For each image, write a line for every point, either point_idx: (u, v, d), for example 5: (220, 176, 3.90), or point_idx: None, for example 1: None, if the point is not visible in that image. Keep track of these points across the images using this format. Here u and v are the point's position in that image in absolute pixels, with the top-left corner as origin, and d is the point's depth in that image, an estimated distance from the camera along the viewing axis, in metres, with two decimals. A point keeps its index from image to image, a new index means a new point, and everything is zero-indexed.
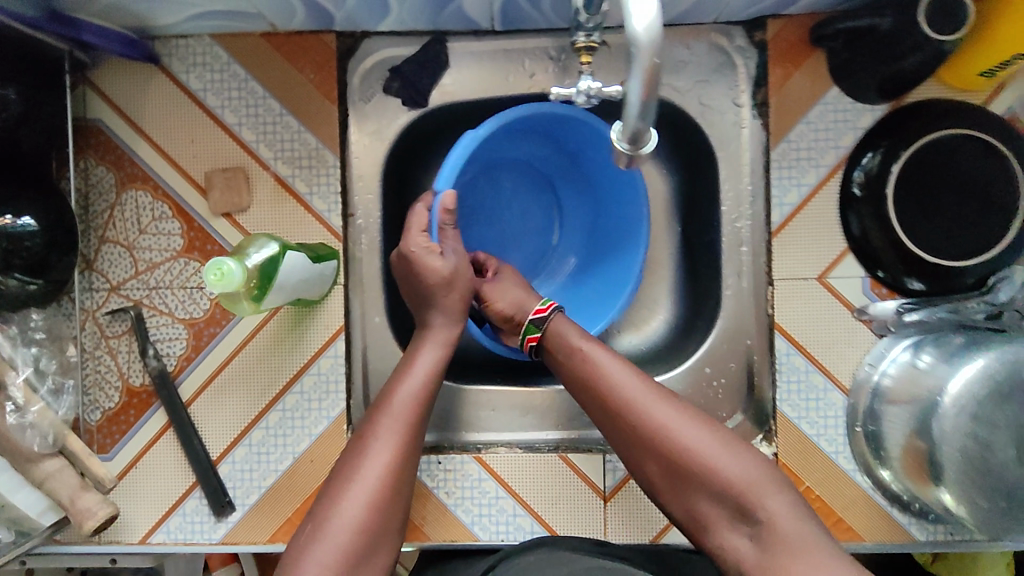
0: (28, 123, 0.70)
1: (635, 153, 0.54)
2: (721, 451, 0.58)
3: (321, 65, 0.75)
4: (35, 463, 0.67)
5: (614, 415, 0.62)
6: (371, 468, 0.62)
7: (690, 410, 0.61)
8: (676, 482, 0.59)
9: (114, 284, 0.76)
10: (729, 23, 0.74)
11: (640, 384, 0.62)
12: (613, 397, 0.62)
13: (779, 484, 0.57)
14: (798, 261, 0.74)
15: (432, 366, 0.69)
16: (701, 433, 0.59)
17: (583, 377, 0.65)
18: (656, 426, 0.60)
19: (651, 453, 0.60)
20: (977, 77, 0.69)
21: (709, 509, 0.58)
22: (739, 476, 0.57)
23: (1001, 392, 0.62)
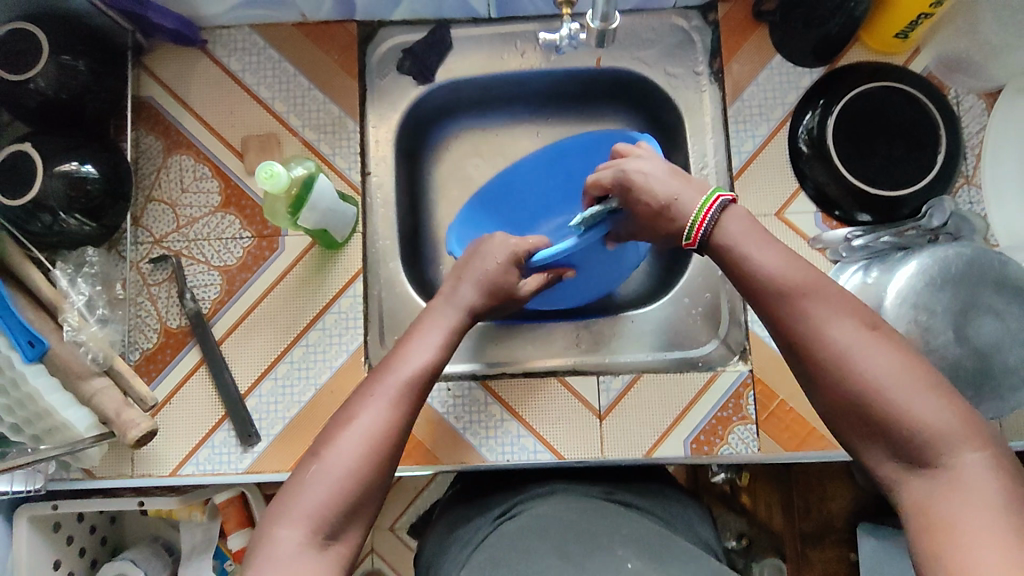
0: (94, 91, 0.80)
1: (606, 29, 0.64)
2: (916, 393, 0.50)
3: (344, 47, 0.88)
4: (85, 380, 0.74)
5: (794, 336, 0.55)
6: (366, 418, 0.58)
7: (889, 337, 0.53)
8: (853, 416, 0.52)
9: (157, 237, 0.86)
10: (686, 7, 0.90)
11: (833, 306, 0.54)
12: (794, 311, 0.55)
13: (978, 436, 0.49)
14: (757, 200, 0.86)
15: (439, 340, 0.66)
16: (895, 366, 0.51)
17: (761, 292, 0.58)
18: (841, 352, 0.53)
19: (830, 381, 0.53)
20: (892, 39, 0.84)
21: (886, 450, 0.51)
22: (932, 421, 0.49)
23: (935, 284, 0.72)
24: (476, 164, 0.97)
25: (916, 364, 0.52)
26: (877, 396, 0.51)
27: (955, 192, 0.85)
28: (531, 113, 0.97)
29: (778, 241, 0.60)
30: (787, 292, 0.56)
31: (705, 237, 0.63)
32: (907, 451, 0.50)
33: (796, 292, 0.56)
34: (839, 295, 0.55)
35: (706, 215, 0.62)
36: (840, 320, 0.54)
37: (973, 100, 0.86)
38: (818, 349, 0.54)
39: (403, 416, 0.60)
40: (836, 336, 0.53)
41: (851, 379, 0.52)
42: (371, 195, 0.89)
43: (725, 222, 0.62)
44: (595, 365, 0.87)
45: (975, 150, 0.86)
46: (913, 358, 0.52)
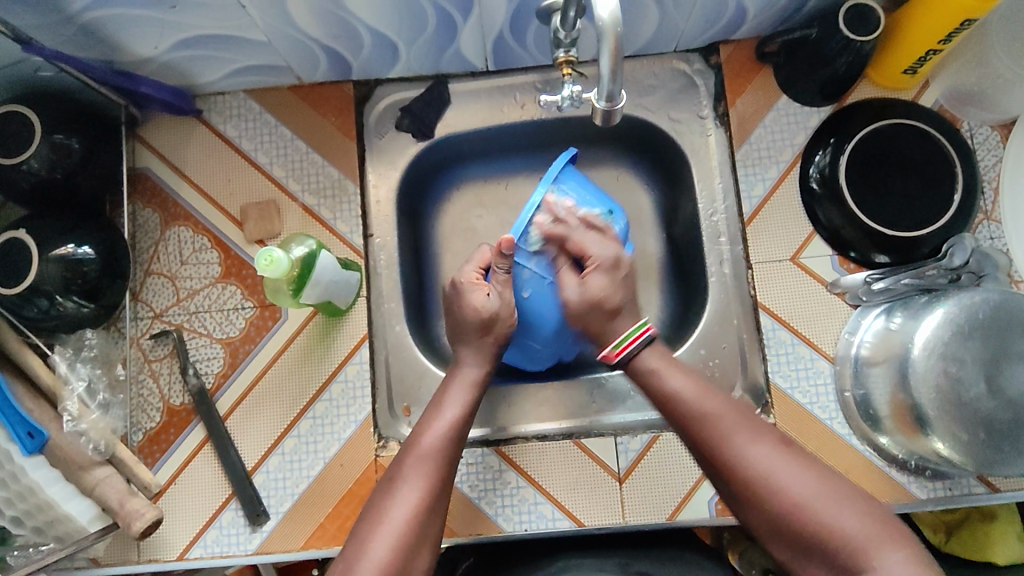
0: (88, 168, 0.79)
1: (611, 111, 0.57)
2: (830, 504, 0.57)
3: (341, 109, 0.87)
4: (87, 471, 0.72)
5: (719, 460, 0.63)
6: (398, 508, 0.61)
7: (796, 455, 0.62)
8: (782, 534, 0.59)
9: (157, 312, 0.83)
10: (687, 51, 0.88)
11: (744, 428, 0.64)
12: (714, 438, 0.64)
13: (896, 536, 0.55)
14: (770, 245, 0.84)
15: (460, 408, 0.69)
16: (805, 480, 0.59)
17: (681, 419, 0.67)
18: (758, 470, 0.61)
19: (758, 500, 0.60)
20: (901, 74, 0.82)
21: (817, 563, 0.57)
22: (850, 528, 0.56)
23: (963, 334, 0.69)
24: (480, 217, 0.95)
25: (823, 476, 0.60)
26: (797, 508, 0.58)
27: (974, 229, 0.83)
28: (533, 163, 0.95)
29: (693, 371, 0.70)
30: (707, 420, 0.65)
31: (622, 359, 0.72)
32: (835, 562, 0.55)
33: (712, 420, 0.65)
34: (750, 419, 0.65)
35: (634, 341, 0.71)
36: (751, 441, 0.62)
37: (986, 131, 0.84)
38: (739, 470, 0.62)
39: (434, 496, 0.62)
40: (753, 457, 0.61)
41: (772, 496, 0.59)
42: (375, 257, 0.87)
43: (647, 353, 0.71)
44: (612, 424, 0.84)
45: (993, 184, 0.83)
46: (822, 472, 0.60)
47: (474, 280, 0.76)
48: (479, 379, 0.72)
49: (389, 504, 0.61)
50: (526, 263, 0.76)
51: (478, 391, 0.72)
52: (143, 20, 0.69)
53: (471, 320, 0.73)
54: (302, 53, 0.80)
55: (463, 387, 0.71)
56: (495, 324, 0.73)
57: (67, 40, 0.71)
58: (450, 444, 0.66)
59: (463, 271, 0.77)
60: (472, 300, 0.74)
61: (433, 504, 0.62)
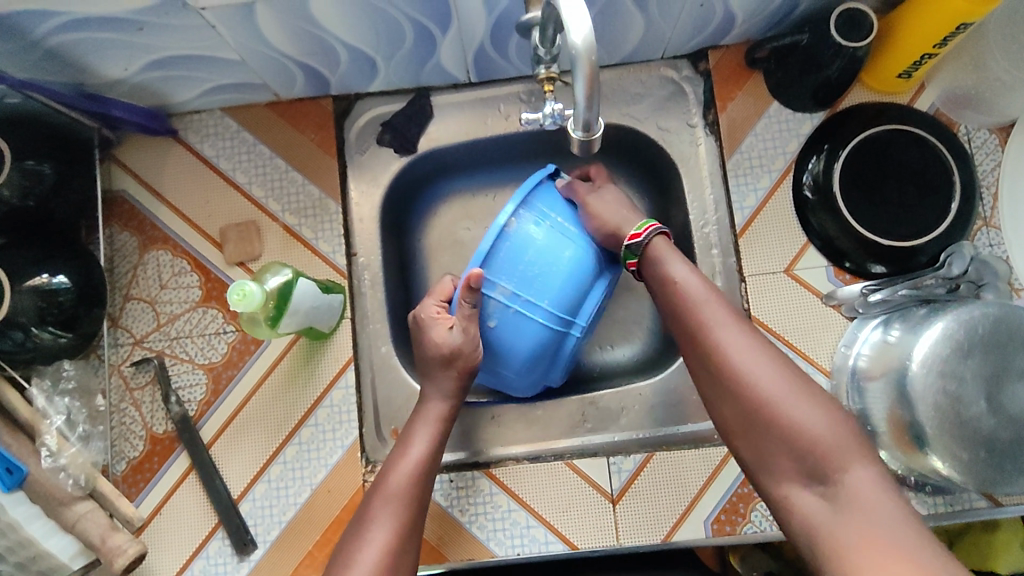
0: (61, 194, 0.77)
1: (590, 139, 0.57)
2: (810, 403, 0.56)
3: (321, 125, 0.85)
4: (68, 507, 0.71)
5: (705, 348, 0.61)
6: (368, 551, 0.59)
7: (784, 360, 0.59)
8: (753, 428, 0.57)
9: (137, 338, 0.82)
10: (675, 57, 0.86)
11: (738, 324, 0.61)
12: (699, 328, 0.62)
13: (865, 451, 0.54)
14: (764, 257, 0.82)
15: (428, 443, 0.68)
16: (783, 377, 0.57)
17: (674, 308, 0.65)
18: (743, 362, 0.58)
19: (731, 390, 0.58)
20: (895, 78, 0.80)
21: (783, 461, 0.55)
22: (818, 429, 0.54)
23: (963, 350, 0.67)
24: (468, 229, 0.92)
25: (807, 382, 0.58)
26: (769, 402, 0.56)
27: (973, 236, 0.80)
28: (521, 174, 0.93)
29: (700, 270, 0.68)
30: (695, 311, 0.63)
31: (640, 244, 0.70)
32: (802, 461, 0.54)
33: (709, 310, 0.62)
34: (744, 320, 0.62)
35: (649, 228, 0.70)
36: (739, 334, 0.60)
37: (984, 135, 0.81)
38: (717, 357, 0.60)
39: (406, 535, 0.61)
40: (737, 348, 0.59)
41: (752, 389, 0.57)
42: (359, 277, 0.85)
43: (659, 245, 0.69)
44: (604, 444, 0.82)
45: (992, 189, 0.81)
46: (801, 376, 0.58)
47: (436, 313, 0.73)
48: (446, 414, 0.71)
49: (359, 546, 0.59)
50: (493, 291, 0.71)
51: (445, 424, 0.71)
52: (110, 43, 0.67)
53: (433, 358, 0.71)
54: (278, 70, 0.78)
55: (429, 423, 0.70)
56: (457, 358, 0.71)
57: (33, 66, 0.69)
58: (419, 480, 0.65)
59: (423, 306, 0.74)
60: (434, 335, 0.72)
61: (405, 542, 0.61)
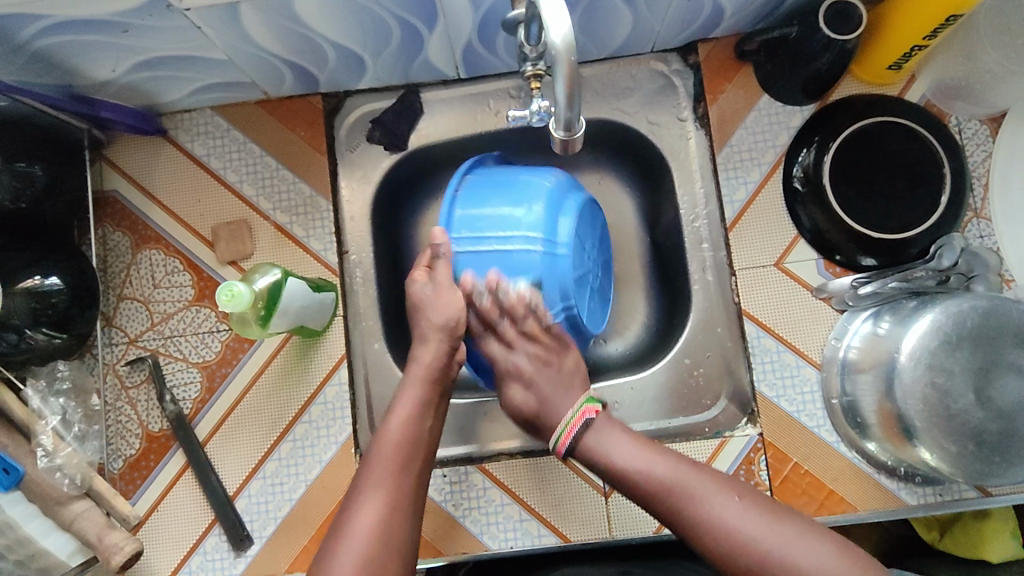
0: (54, 196, 0.79)
1: (570, 138, 0.58)
2: (799, 546, 0.57)
3: (310, 123, 0.85)
4: (64, 506, 0.72)
5: (685, 528, 0.60)
6: (360, 521, 0.59)
7: (756, 503, 0.60)
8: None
9: (132, 337, 0.82)
10: (665, 50, 0.86)
11: (699, 488, 0.61)
12: (668, 506, 0.61)
13: (864, 568, 0.55)
14: (754, 250, 0.82)
15: (416, 407, 0.67)
16: (767, 526, 0.58)
17: (637, 494, 0.63)
18: (724, 530, 0.58)
19: (728, 559, 0.58)
20: (885, 70, 0.79)
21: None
22: (819, 565, 0.55)
23: (952, 342, 0.67)
24: None
25: (785, 521, 0.59)
26: (765, 559, 0.56)
27: (963, 228, 0.80)
28: None
29: (637, 433, 0.67)
30: (658, 487, 0.62)
31: (573, 444, 0.67)
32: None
33: (669, 488, 0.61)
34: (700, 474, 0.62)
35: (572, 429, 0.67)
36: (708, 497, 0.60)
37: (975, 125, 0.81)
38: (700, 531, 0.59)
39: (398, 504, 0.61)
40: (714, 515, 0.59)
41: (744, 554, 0.57)
42: (351, 274, 0.85)
43: (587, 435, 0.67)
44: None
45: (982, 180, 0.81)
46: (777, 513, 0.59)
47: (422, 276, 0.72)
48: (434, 373, 0.69)
49: (351, 518, 0.60)
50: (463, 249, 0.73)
51: (435, 382, 0.69)
52: (98, 45, 0.67)
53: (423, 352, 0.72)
54: (266, 69, 0.78)
55: (418, 383, 0.68)
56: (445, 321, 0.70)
57: (20, 70, 0.68)
58: (410, 445, 0.65)
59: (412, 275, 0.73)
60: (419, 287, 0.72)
61: (399, 509, 0.61)
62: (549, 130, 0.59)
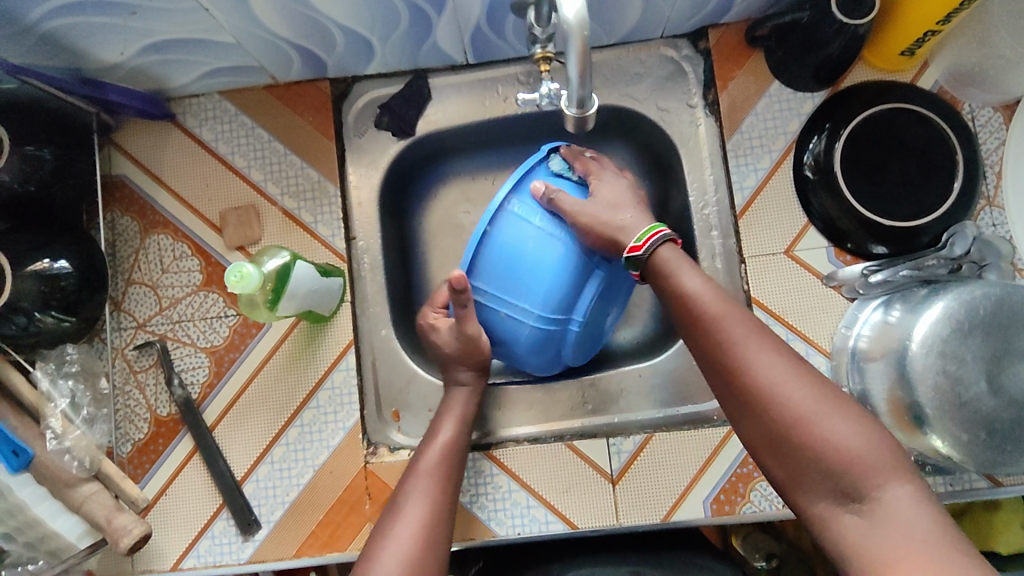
0: (63, 179, 0.77)
1: (582, 117, 0.58)
2: (843, 422, 0.51)
3: (318, 108, 0.85)
4: (73, 488, 0.72)
5: (728, 368, 0.57)
6: (406, 519, 0.61)
7: (811, 372, 0.55)
8: (781, 450, 0.53)
9: (140, 322, 0.82)
10: (675, 36, 0.85)
11: (758, 339, 0.56)
12: (718, 341, 0.57)
13: (902, 467, 0.50)
14: (764, 238, 0.82)
15: (451, 438, 0.72)
16: (814, 395, 0.53)
17: (692, 325, 0.60)
18: (767, 381, 0.54)
19: (761, 413, 0.54)
20: (898, 56, 0.79)
21: (816, 484, 0.51)
22: (849, 446, 0.50)
23: (964, 330, 0.66)
24: (467, 212, 0.92)
25: (834, 395, 0.53)
26: (799, 425, 0.52)
27: (976, 216, 0.79)
28: (520, 156, 0.92)
29: (711, 274, 0.63)
30: (714, 324, 0.58)
31: (647, 253, 0.65)
32: (839, 484, 0.50)
33: (726, 325, 0.58)
34: (762, 329, 0.57)
35: (654, 235, 0.65)
36: (765, 350, 0.55)
37: (989, 113, 0.80)
38: (740, 378, 0.55)
39: (439, 508, 0.64)
40: (762, 369, 0.55)
41: (781, 409, 0.53)
42: (359, 260, 0.85)
43: (666, 249, 0.65)
44: (604, 425, 0.83)
45: (995, 168, 0.80)
46: (832, 388, 0.54)
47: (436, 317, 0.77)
48: (465, 414, 0.75)
49: (395, 520, 0.62)
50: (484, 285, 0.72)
51: (466, 422, 0.75)
52: (106, 26, 0.67)
53: None
54: (274, 53, 0.77)
55: (451, 418, 0.74)
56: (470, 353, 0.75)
57: (29, 51, 0.68)
58: (448, 465, 0.69)
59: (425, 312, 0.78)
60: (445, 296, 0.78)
61: (439, 515, 0.63)
62: (561, 109, 0.58)
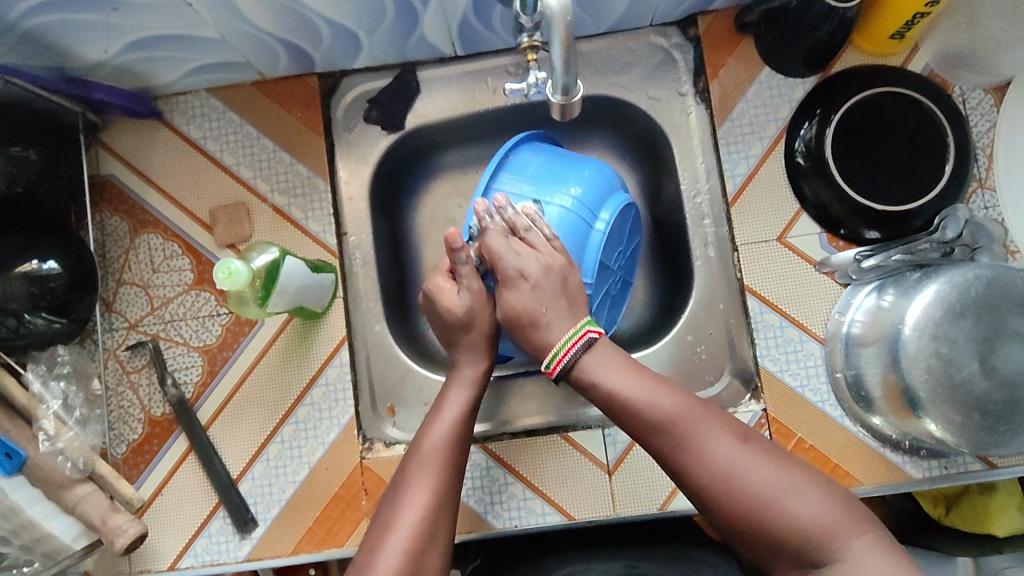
0: (49, 179, 0.77)
1: (568, 104, 0.60)
2: (800, 498, 0.52)
3: (307, 103, 0.84)
4: (67, 489, 0.71)
5: (677, 464, 0.56)
6: (404, 514, 0.59)
7: (759, 449, 0.55)
8: (746, 540, 0.54)
9: (132, 322, 0.82)
10: (664, 24, 0.85)
11: (706, 422, 0.56)
12: (663, 441, 0.57)
13: (861, 522, 0.52)
14: (757, 225, 0.81)
15: (462, 408, 0.68)
16: (769, 474, 0.53)
17: (636, 428, 0.58)
18: (721, 468, 0.54)
19: (719, 503, 0.54)
20: (887, 39, 0.78)
21: (786, 566, 0.52)
22: (814, 523, 0.51)
23: (955, 312, 0.66)
24: (460, 206, 0.92)
25: (789, 471, 0.54)
26: (758, 511, 0.52)
27: (968, 199, 0.79)
28: None
29: (639, 364, 0.61)
30: (659, 421, 0.57)
31: (562, 372, 0.62)
32: (804, 560, 0.51)
33: (666, 420, 0.57)
34: (706, 412, 0.57)
35: (568, 353, 0.61)
36: (712, 439, 0.55)
37: (979, 95, 0.80)
38: (697, 474, 0.55)
39: (445, 495, 0.61)
40: (715, 458, 0.55)
41: (738, 497, 0.53)
42: (350, 255, 0.85)
43: (588, 358, 0.61)
44: (597, 418, 0.82)
45: (987, 151, 0.80)
46: (786, 465, 0.54)
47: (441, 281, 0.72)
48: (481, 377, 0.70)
49: (399, 509, 0.60)
50: None
51: (479, 388, 0.71)
52: (90, 23, 0.66)
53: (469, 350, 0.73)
54: (260, 48, 0.77)
55: (466, 384, 0.70)
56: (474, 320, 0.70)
57: (11, 50, 0.68)
58: (453, 449, 0.64)
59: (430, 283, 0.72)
60: (444, 300, 0.71)
61: (440, 508, 0.61)
62: (545, 97, 0.61)
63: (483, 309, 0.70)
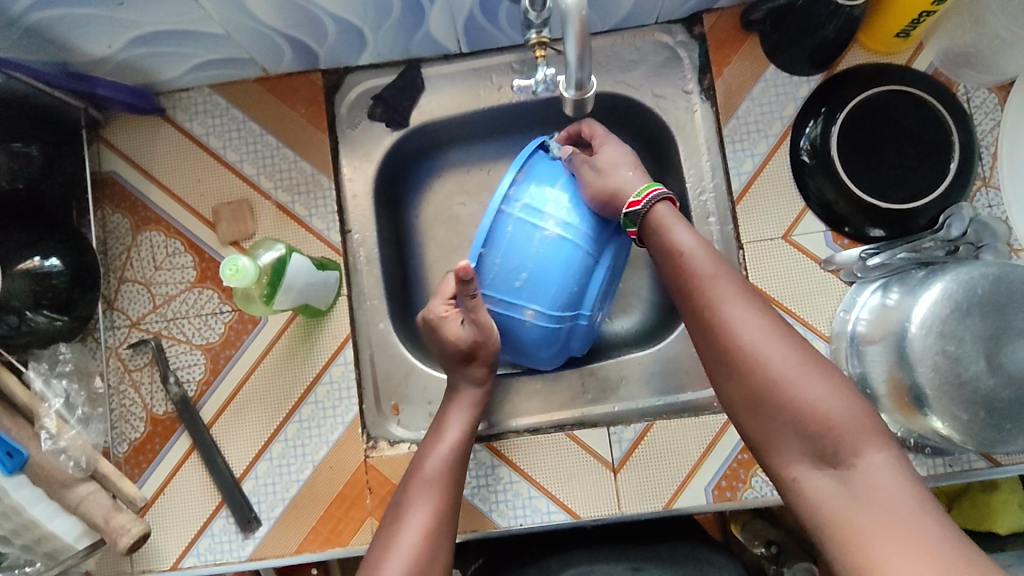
0: (50, 175, 0.76)
1: (581, 100, 0.60)
2: (824, 388, 0.52)
3: (311, 100, 0.84)
4: (69, 488, 0.71)
5: (708, 325, 0.58)
6: (407, 534, 0.61)
7: (794, 336, 0.55)
8: (756, 406, 0.54)
9: (134, 320, 0.81)
10: (669, 22, 0.85)
11: (748, 299, 0.57)
12: (701, 303, 0.58)
13: (882, 432, 0.51)
14: (762, 223, 0.82)
15: (460, 432, 0.71)
16: (796, 357, 0.54)
17: (681, 281, 0.61)
18: (748, 340, 0.55)
19: (741, 372, 0.55)
20: (893, 38, 0.78)
21: (792, 446, 0.52)
22: (829, 408, 0.51)
23: (961, 310, 0.66)
24: (463, 204, 0.91)
25: (820, 362, 0.54)
26: (779, 384, 0.53)
27: (972, 197, 0.79)
28: (514, 146, 0.91)
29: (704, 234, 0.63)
30: (700, 283, 0.59)
31: (637, 213, 0.65)
32: (813, 443, 0.51)
33: (708, 288, 0.58)
34: (751, 292, 0.58)
35: (650, 194, 0.65)
36: (750, 313, 0.56)
37: (984, 94, 0.80)
38: (724, 338, 0.56)
39: (446, 515, 0.64)
40: (747, 330, 0.55)
41: (761, 371, 0.54)
42: (354, 253, 0.84)
43: (657, 212, 0.65)
44: (602, 417, 0.83)
45: (991, 149, 0.80)
46: (817, 355, 0.54)
47: (444, 311, 0.73)
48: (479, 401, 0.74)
49: (400, 531, 0.62)
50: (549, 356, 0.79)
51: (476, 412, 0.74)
52: (94, 18, 0.66)
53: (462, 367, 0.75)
54: (264, 44, 0.76)
55: (464, 407, 0.73)
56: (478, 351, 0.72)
57: (14, 44, 0.67)
58: (453, 471, 0.67)
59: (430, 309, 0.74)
60: (450, 332, 0.72)
61: (441, 528, 0.63)
62: (559, 93, 0.60)
63: (490, 341, 0.72)
